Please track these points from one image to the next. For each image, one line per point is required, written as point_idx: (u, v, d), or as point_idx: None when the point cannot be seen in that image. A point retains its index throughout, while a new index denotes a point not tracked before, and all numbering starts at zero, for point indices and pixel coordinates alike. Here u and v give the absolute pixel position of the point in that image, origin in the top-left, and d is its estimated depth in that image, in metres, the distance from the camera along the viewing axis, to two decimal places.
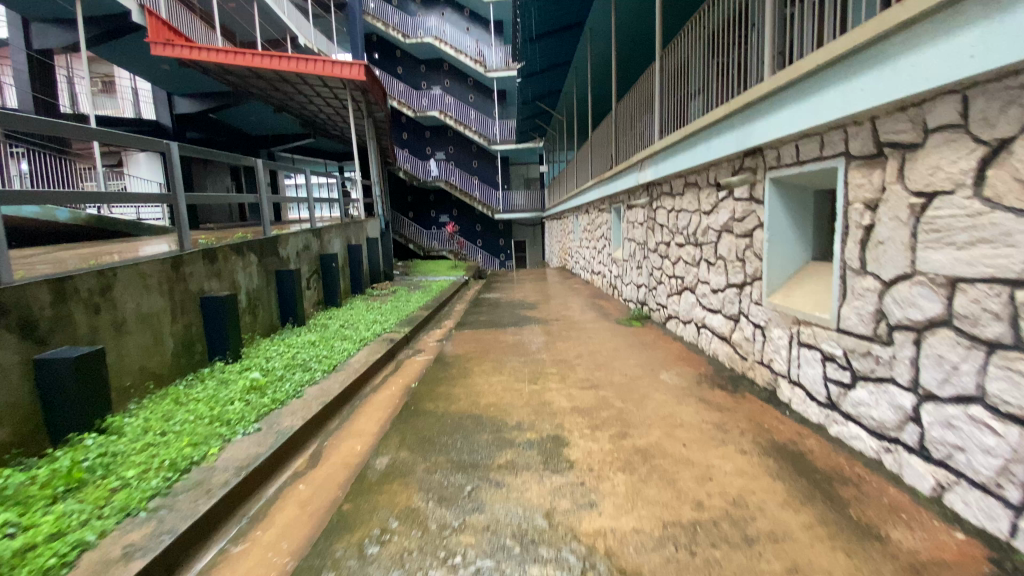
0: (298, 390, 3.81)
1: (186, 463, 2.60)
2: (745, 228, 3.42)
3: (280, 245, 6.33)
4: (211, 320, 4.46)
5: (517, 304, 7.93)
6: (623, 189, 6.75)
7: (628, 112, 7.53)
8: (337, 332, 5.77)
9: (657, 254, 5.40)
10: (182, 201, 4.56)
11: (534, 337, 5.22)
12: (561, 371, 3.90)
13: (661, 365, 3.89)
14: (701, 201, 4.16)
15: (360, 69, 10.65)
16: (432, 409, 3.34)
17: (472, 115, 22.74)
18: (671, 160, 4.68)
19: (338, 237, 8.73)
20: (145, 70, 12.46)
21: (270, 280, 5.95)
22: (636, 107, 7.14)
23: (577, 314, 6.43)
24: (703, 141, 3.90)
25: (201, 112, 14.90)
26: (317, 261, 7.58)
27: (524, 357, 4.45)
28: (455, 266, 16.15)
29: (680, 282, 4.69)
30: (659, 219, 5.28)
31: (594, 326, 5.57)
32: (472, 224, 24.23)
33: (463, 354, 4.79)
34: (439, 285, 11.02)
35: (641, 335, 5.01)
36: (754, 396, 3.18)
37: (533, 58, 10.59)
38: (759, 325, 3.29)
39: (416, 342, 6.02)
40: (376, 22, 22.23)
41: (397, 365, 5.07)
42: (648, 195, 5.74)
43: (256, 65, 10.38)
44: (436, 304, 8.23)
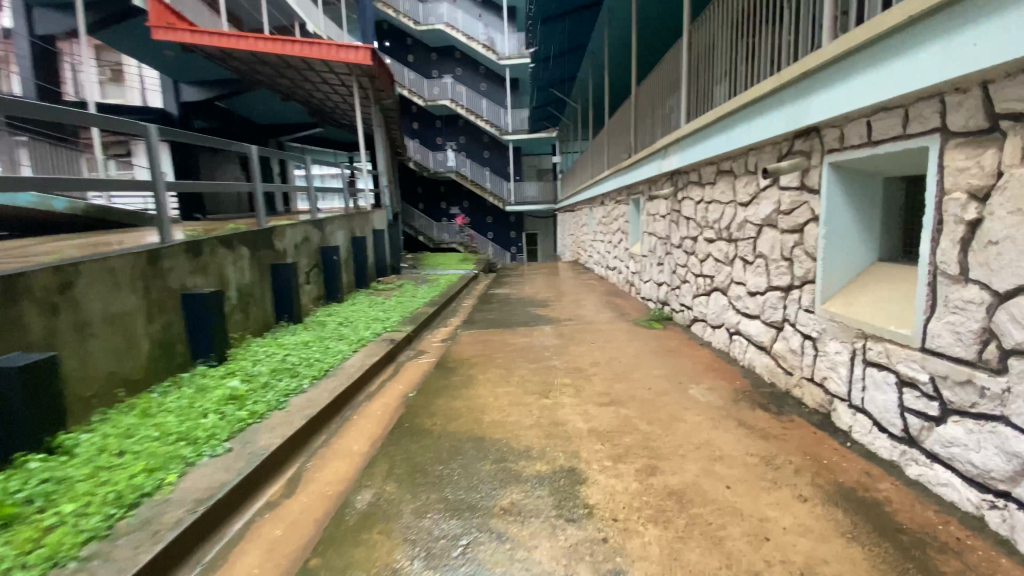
0: (282, 400, 3.41)
1: (135, 498, 2.20)
2: (794, 221, 2.94)
3: (275, 238, 5.93)
4: (194, 319, 4.09)
5: (528, 300, 7.48)
6: (643, 179, 6.24)
7: (650, 95, 6.97)
8: (335, 331, 5.39)
9: (681, 249, 4.92)
10: (163, 190, 4.16)
11: (546, 340, 4.78)
12: (576, 382, 3.47)
13: (689, 378, 3.43)
14: (737, 190, 3.67)
15: (367, 53, 10.18)
16: (430, 426, 2.93)
17: (484, 104, 22.21)
18: (702, 145, 4.18)
19: (341, 229, 8.32)
20: (150, 57, 12.09)
21: (265, 274, 5.57)
22: (660, 90, 6.57)
23: (592, 313, 5.97)
24: (745, 121, 3.39)
25: (208, 101, 14.56)
26: (318, 254, 7.19)
27: (534, 363, 4.03)
28: (465, 259, 15.78)
29: (709, 282, 4.22)
30: (685, 211, 4.79)
31: (611, 328, 5.11)
32: (483, 215, 23.75)
33: (468, 357, 4.37)
34: (447, 279, 10.61)
35: (664, 338, 4.55)
36: (803, 419, 2.72)
37: (548, 42, 10.05)
38: (809, 336, 2.82)
39: (419, 342, 5.62)
40: (387, 9, 21.75)
41: (397, 368, 4.67)
42: (671, 184, 5.24)
43: (259, 49, 9.97)
44: (443, 300, 7.83)
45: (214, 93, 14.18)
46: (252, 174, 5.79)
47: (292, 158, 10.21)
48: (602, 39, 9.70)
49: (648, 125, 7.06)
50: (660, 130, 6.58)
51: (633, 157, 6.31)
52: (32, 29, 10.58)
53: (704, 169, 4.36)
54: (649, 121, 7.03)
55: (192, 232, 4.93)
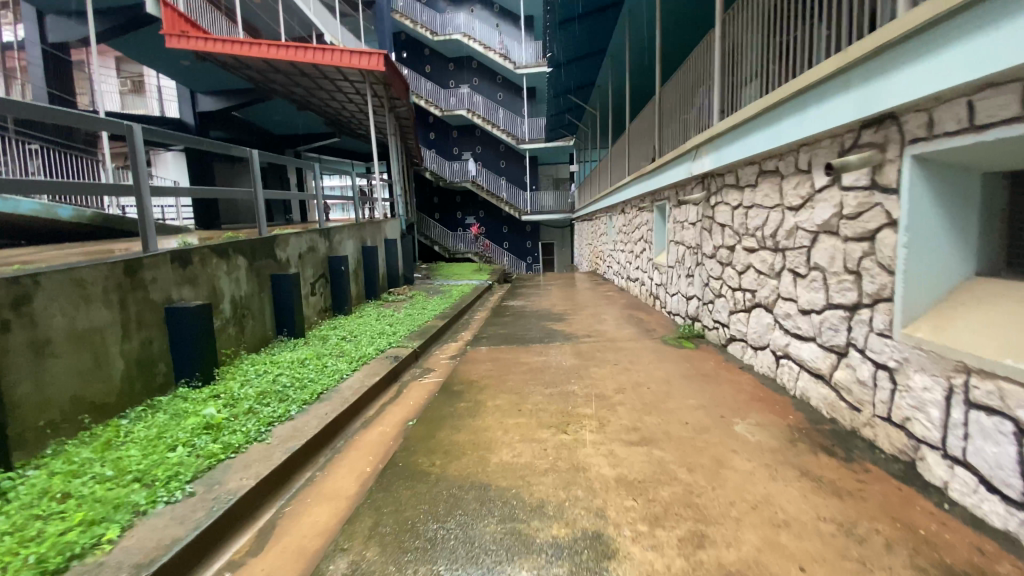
0: (264, 430, 3.01)
1: (60, 563, 1.81)
2: (862, 228, 2.46)
3: (278, 247, 5.60)
4: (177, 336, 3.75)
5: (544, 314, 7.04)
6: (669, 184, 5.76)
7: (677, 96, 6.50)
8: (336, 346, 5.01)
9: (715, 260, 4.43)
10: (148, 196, 3.84)
11: (564, 359, 4.32)
12: (599, 413, 3.01)
13: (732, 411, 2.94)
14: (786, 192, 3.18)
15: (379, 59, 9.86)
16: (428, 467, 2.49)
17: (501, 113, 21.98)
18: (741, 142, 3.70)
19: (351, 238, 7.99)
20: (166, 66, 12.13)
21: (265, 285, 5.23)
22: (688, 89, 6.10)
23: (613, 328, 5.49)
24: (795, 112, 2.92)
25: (225, 111, 14.53)
26: (325, 264, 6.85)
27: (551, 387, 3.58)
28: (480, 269, 15.39)
29: (751, 298, 3.72)
30: (719, 217, 4.31)
31: (635, 346, 4.63)
32: (499, 225, 23.43)
33: (478, 379, 3.93)
34: (460, 290, 10.22)
35: (696, 360, 4.06)
36: (881, 469, 2.22)
37: (566, 46, 9.70)
38: (884, 366, 2.33)
39: (426, 359, 5.20)
40: (404, 20, 21.77)
41: (400, 389, 4.25)
42: (702, 188, 4.76)
43: (271, 56, 9.80)
44: (455, 313, 7.42)
45: (230, 102, 14.03)
46: (254, 179, 5.45)
47: (304, 167, 9.97)
48: (622, 42, 9.32)
49: (674, 126, 6.58)
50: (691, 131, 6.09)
51: (657, 161, 5.85)
52: (45, 37, 10.65)
53: (742, 170, 3.88)
54: (676, 122, 6.55)
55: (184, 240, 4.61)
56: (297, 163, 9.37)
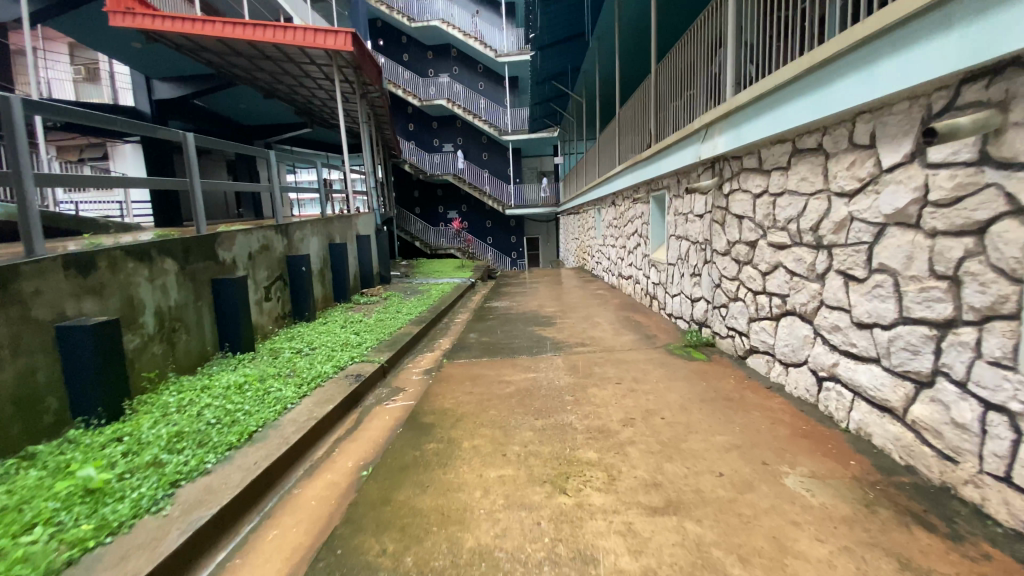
0: (166, 494, 2.27)
1: None
2: (965, 220, 1.83)
3: (221, 247, 4.78)
4: (71, 362, 2.98)
5: (531, 316, 6.36)
6: (669, 172, 5.10)
7: (678, 72, 5.81)
8: (288, 363, 4.27)
9: (730, 256, 3.78)
10: (32, 185, 3.04)
11: (556, 377, 3.63)
12: (608, 458, 2.35)
13: (775, 456, 2.30)
14: (835, 173, 2.54)
15: (347, 38, 9.01)
16: (377, 557, 1.78)
17: (482, 103, 21.13)
18: (769, 115, 3.04)
19: (315, 234, 7.18)
20: (113, 50, 11.05)
21: (204, 291, 4.45)
22: (692, 63, 5.41)
23: (609, 334, 4.83)
24: (853, 70, 2.26)
25: (184, 99, 13.40)
26: (283, 264, 6.05)
27: (544, 417, 2.90)
28: (462, 266, 14.67)
29: (781, 304, 3.10)
30: (734, 207, 3.68)
31: (638, 357, 3.97)
32: (482, 219, 22.68)
33: (451, 407, 3.22)
34: (440, 289, 9.49)
35: (714, 376, 3.43)
36: (1009, 557, 1.58)
37: (550, 26, 8.98)
38: (1000, 409, 1.71)
39: (395, 376, 4.47)
40: (380, 5, 20.75)
41: (359, 418, 3.51)
42: (712, 173, 4.11)
43: (226, 35, 8.82)
44: (431, 316, 6.69)
45: (190, 89, 12.92)
46: (188, 167, 4.57)
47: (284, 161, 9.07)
48: (611, 20, 8.61)
49: (676, 105, 5.90)
50: (696, 110, 5.42)
51: (655, 146, 5.17)
52: None
53: (767, 151, 3.23)
54: (677, 101, 5.88)
55: (96, 237, 3.78)
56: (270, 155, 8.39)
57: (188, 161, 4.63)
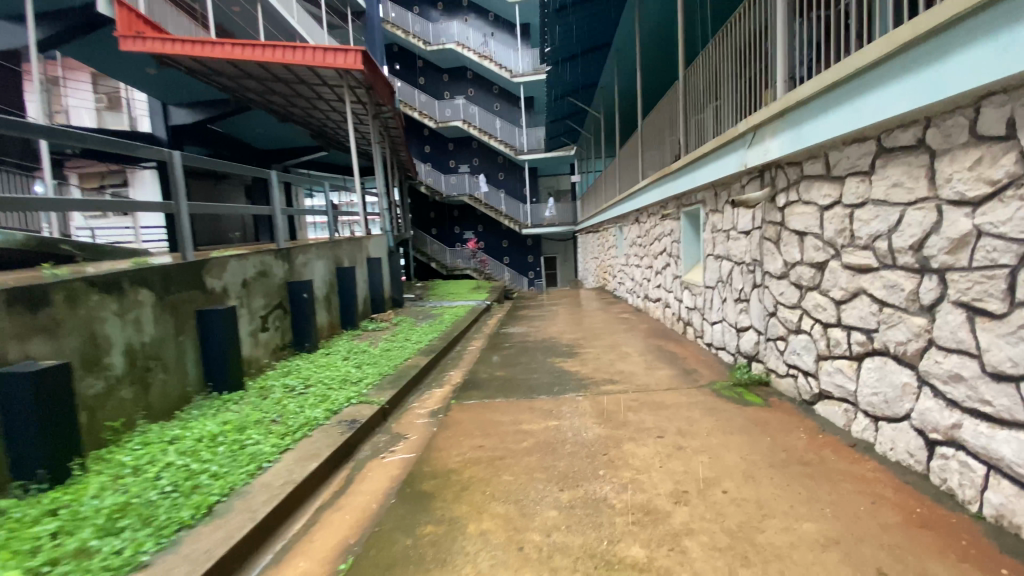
0: None
1: None
2: None
3: (209, 274, 4.33)
4: (6, 415, 2.51)
5: (552, 345, 5.79)
6: (704, 184, 4.54)
7: (710, 76, 5.28)
8: (277, 405, 3.76)
9: (789, 279, 3.18)
10: None
11: (583, 425, 3.06)
12: (661, 559, 1.77)
13: (893, 562, 1.69)
14: (950, 175, 1.97)
15: (356, 56, 8.62)
16: None
17: (498, 124, 20.93)
18: (846, 107, 2.46)
19: (320, 258, 6.74)
20: (129, 75, 11.03)
21: (186, 325, 4.00)
22: (725, 64, 4.87)
23: (641, 368, 4.25)
24: (981, 38, 1.72)
25: (201, 124, 13.31)
26: (283, 291, 5.61)
27: (573, 486, 2.33)
28: (478, 287, 14.20)
29: (863, 340, 2.51)
30: (793, 222, 3.10)
31: (679, 399, 3.38)
32: (499, 239, 22.30)
33: (457, 467, 2.66)
34: (454, 312, 9.00)
35: (777, 427, 2.82)
36: None
37: (567, 39, 8.58)
38: None
39: (398, 418, 3.93)
40: (395, 29, 20.87)
41: (352, 476, 2.99)
42: (760, 182, 3.53)
43: (235, 57, 8.56)
44: (443, 344, 6.18)
45: (206, 114, 12.84)
46: (175, 189, 4.15)
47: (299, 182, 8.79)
48: (633, 30, 8.16)
49: (709, 110, 5.34)
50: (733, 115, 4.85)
51: (688, 155, 4.60)
52: None
53: (837, 152, 2.66)
54: (711, 105, 5.32)
55: (61, 267, 3.41)
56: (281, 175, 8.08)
57: (175, 182, 4.22)
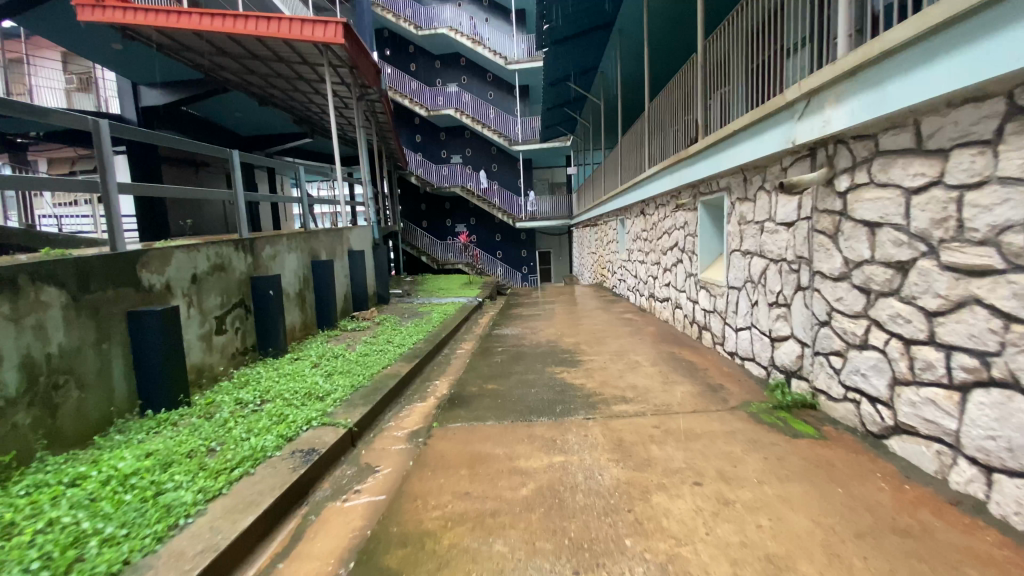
0: None
1: None
2: None
3: (147, 268, 3.64)
4: None
5: (551, 350, 5.16)
6: (730, 168, 3.92)
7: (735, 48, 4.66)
8: (220, 429, 3.10)
9: (852, 281, 2.56)
10: None
11: (596, 463, 2.43)
12: None
13: None
14: None
15: (337, 29, 7.87)
16: None
17: (491, 113, 20.18)
18: (958, 55, 1.83)
19: (293, 250, 6.03)
20: (93, 50, 10.19)
21: (114, 329, 3.32)
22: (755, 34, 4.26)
23: (656, 382, 3.62)
24: None
25: (174, 106, 12.44)
26: (246, 287, 4.93)
27: (594, 566, 1.70)
28: (470, 282, 13.56)
29: (974, 365, 1.91)
30: (861, 211, 2.48)
31: (710, 428, 2.75)
32: (492, 233, 21.62)
33: (435, 529, 2.01)
34: (443, 310, 8.35)
35: (845, 473, 2.22)
36: None
37: (567, 17, 7.86)
38: None
39: (370, 442, 3.28)
40: (385, 13, 20.00)
41: (304, 528, 2.35)
42: (808, 164, 2.92)
43: (202, 28, 7.72)
44: (429, 347, 5.55)
45: (179, 96, 11.96)
46: (100, 165, 3.41)
47: (276, 168, 8.06)
48: (640, 7, 7.48)
49: (736, 83, 4.69)
50: (770, 80, 4.19)
51: (714, 134, 3.95)
52: None
53: (936, 118, 2.03)
54: (740, 78, 4.68)
55: None
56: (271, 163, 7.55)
57: (102, 156, 3.48)
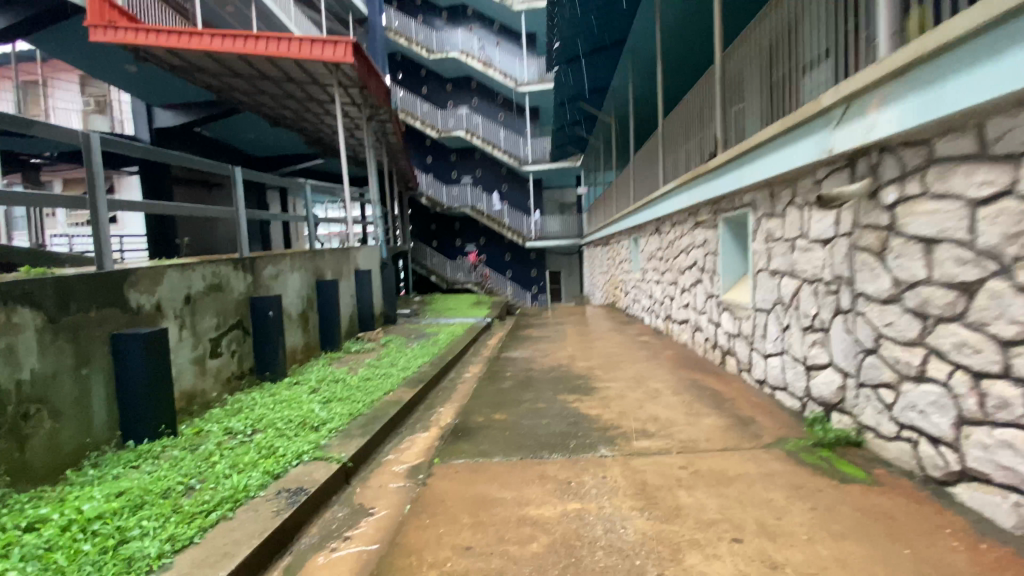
0: None
1: None
2: None
3: (135, 288, 3.45)
4: None
5: (564, 375, 4.87)
6: (754, 183, 3.67)
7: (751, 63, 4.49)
8: (204, 463, 2.84)
9: (905, 304, 2.27)
10: None
11: (617, 512, 2.13)
12: None
13: None
14: None
15: (346, 49, 7.84)
16: None
17: (502, 133, 20.23)
18: None
19: (296, 269, 5.84)
20: (109, 73, 10.35)
21: (96, 353, 3.11)
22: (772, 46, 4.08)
23: (679, 414, 3.32)
24: None
25: (187, 127, 12.54)
26: (245, 307, 4.74)
27: None
28: (479, 302, 13.33)
29: None
30: (913, 225, 2.21)
31: (744, 469, 2.45)
32: (502, 252, 21.48)
33: None
34: (452, 331, 8.10)
35: (908, 530, 1.90)
36: None
37: (578, 36, 7.76)
38: None
39: (366, 479, 3.00)
40: (398, 38, 20.31)
41: None
42: (845, 175, 2.66)
43: (212, 49, 7.73)
44: (435, 372, 5.29)
45: (192, 117, 12.06)
46: (87, 180, 3.28)
47: (288, 187, 7.97)
48: (652, 24, 7.34)
49: (753, 96, 4.49)
50: (791, 93, 3.97)
51: (737, 146, 3.71)
52: None
53: (1005, 120, 1.78)
54: (757, 93, 4.48)
55: None
56: (282, 182, 7.42)
57: (91, 171, 3.34)
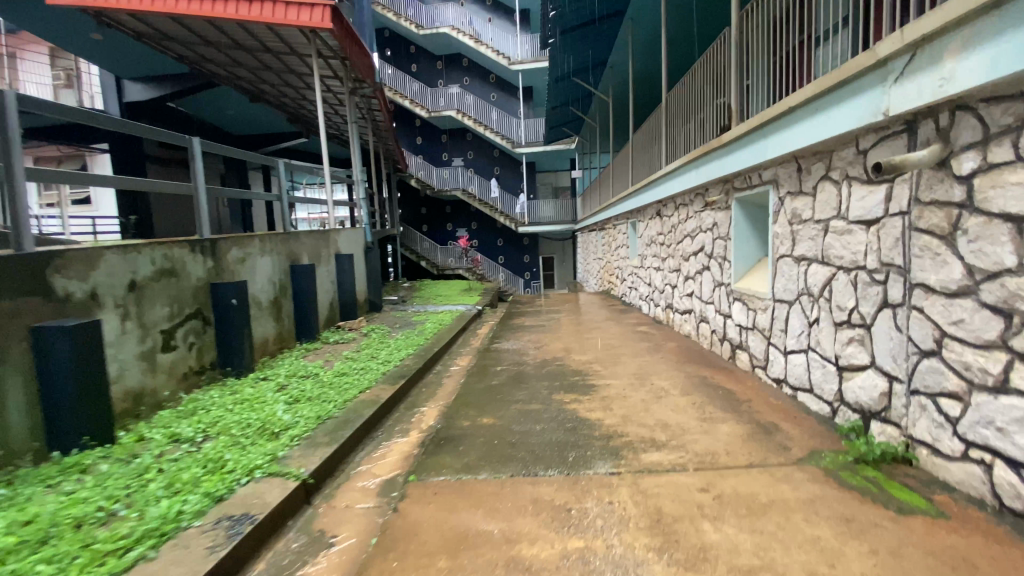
0: None
1: None
2: None
3: (63, 273, 2.96)
4: None
5: (560, 369, 4.46)
6: (777, 158, 3.23)
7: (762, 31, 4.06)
8: (135, 483, 2.39)
9: (986, 296, 1.85)
10: None
11: (631, 554, 1.72)
12: None
13: None
14: None
15: (324, 13, 7.23)
16: None
17: (494, 114, 19.58)
18: None
19: (267, 253, 5.34)
20: (71, 41, 9.61)
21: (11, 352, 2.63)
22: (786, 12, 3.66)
23: (691, 419, 2.91)
24: None
25: (160, 102, 11.79)
26: (206, 294, 4.26)
27: None
28: (469, 288, 12.86)
29: None
30: (1000, 200, 1.78)
31: (778, 494, 2.05)
32: (494, 237, 20.97)
33: None
34: (440, 319, 7.66)
35: None
36: None
37: (574, 4, 7.19)
38: None
39: (332, 498, 2.57)
40: (386, 12, 19.45)
41: None
42: (901, 143, 2.23)
43: (177, 11, 7.03)
44: (418, 365, 4.86)
45: (165, 90, 11.33)
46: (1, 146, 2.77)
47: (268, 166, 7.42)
48: None
49: (762, 67, 4.07)
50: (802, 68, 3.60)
51: (758, 114, 3.26)
52: None
53: None
54: (766, 64, 4.06)
55: None
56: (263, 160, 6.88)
57: (7, 136, 2.83)
